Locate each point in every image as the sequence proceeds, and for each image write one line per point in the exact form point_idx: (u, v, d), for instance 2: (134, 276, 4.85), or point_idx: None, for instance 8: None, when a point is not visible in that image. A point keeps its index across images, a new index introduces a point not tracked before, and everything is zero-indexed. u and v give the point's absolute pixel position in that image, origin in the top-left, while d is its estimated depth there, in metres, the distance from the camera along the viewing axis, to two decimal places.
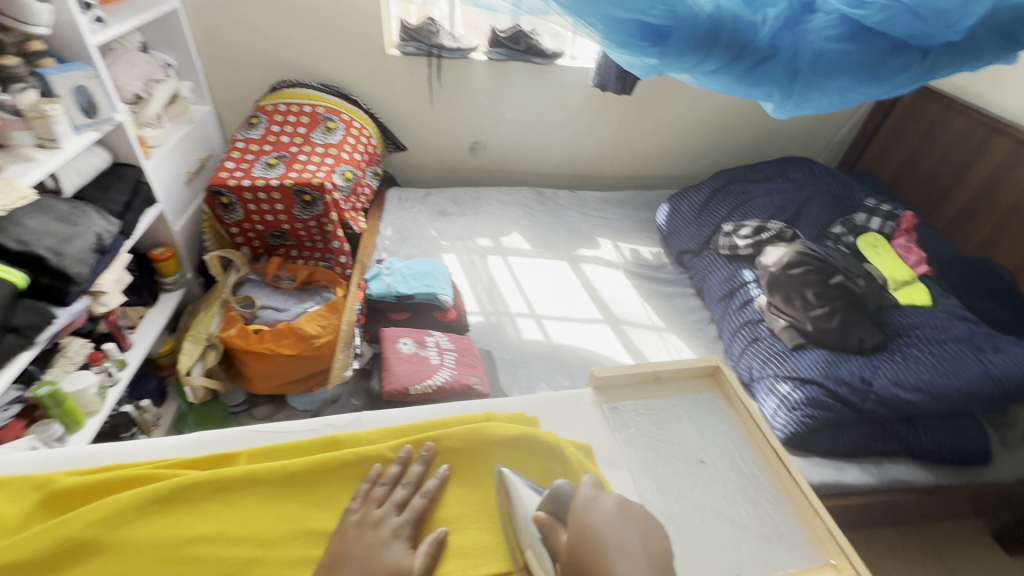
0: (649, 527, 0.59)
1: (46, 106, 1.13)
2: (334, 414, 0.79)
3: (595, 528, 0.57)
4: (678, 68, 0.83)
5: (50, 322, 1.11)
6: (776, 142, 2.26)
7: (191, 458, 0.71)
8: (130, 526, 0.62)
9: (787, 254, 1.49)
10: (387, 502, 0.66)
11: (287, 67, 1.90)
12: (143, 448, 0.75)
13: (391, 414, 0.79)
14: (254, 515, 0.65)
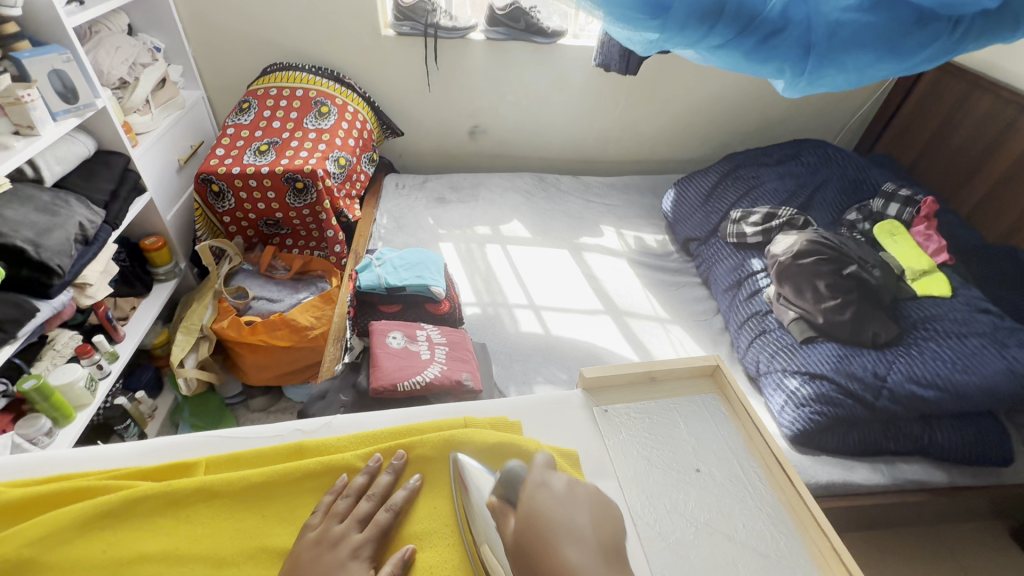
0: (602, 509, 0.59)
1: (20, 91, 1.09)
2: (303, 418, 0.75)
3: (545, 512, 0.56)
4: (680, 43, 0.76)
5: (31, 316, 1.08)
6: (790, 123, 2.16)
7: (145, 468, 0.66)
8: (73, 544, 0.58)
9: (799, 243, 1.43)
10: (350, 516, 0.61)
11: (279, 50, 1.84)
12: (99, 454, 0.70)
13: (369, 417, 0.75)
14: (208, 531, 0.61)
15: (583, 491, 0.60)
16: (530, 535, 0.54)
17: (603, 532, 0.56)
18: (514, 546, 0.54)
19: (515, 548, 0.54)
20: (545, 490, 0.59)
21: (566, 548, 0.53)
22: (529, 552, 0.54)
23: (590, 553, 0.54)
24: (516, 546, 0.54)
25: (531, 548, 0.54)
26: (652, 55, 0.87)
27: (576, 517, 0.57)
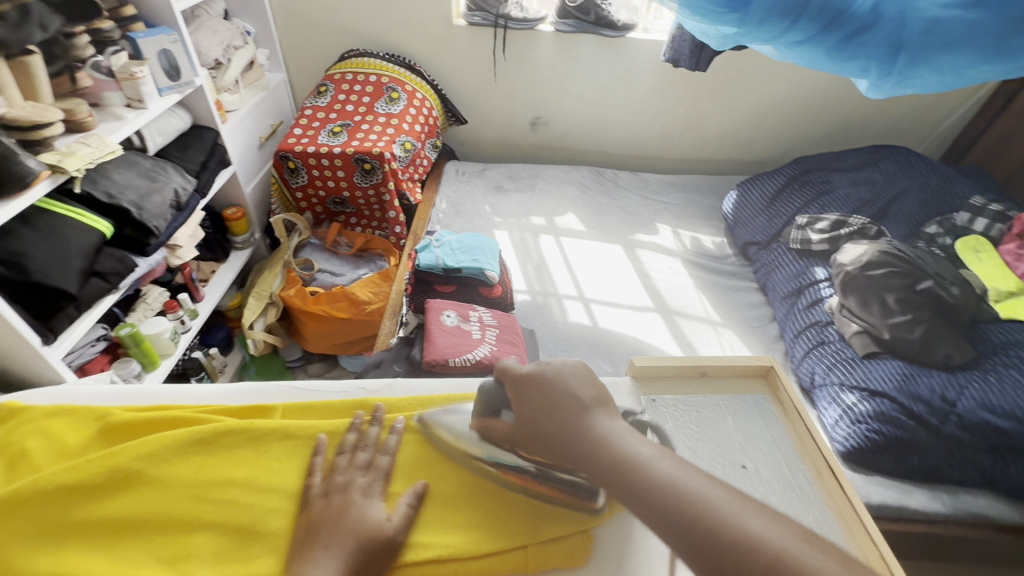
0: (587, 378, 0.63)
1: (134, 68, 1.21)
2: (368, 378, 0.80)
3: (538, 387, 0.63)
4: (758, 38, 0.75)
5: (130, 270, 1.19)
6: (870, 128, 2.04)
7: (230, 407, 0.74)
8: (169, 463, 0.65)
9: (869, 253, 1.35)
10: (372, 469, 0.66)
11: (356, 37, 1.93)
12: (189, 392, 0.78)
13: (423, 384, 0.80)
14: (282, 467, 0.67)
15: (556, 366, 0.64)
16: (530, 411, 0.62)
17: (595, 390, 0.62)
18: (520, 429, 0.63)
19: (520, 427, 0.63)
20: (532, 371, 0.65)
21: (564, 410, 0.60)
22: (532, 409, 0.62)
23: (582, 408, 0.59)
24: (522, 424, 0.63)
25: (535, 407, 0.62)
26: (728, 48, 0.87)
27: (568, 382, 0.62)
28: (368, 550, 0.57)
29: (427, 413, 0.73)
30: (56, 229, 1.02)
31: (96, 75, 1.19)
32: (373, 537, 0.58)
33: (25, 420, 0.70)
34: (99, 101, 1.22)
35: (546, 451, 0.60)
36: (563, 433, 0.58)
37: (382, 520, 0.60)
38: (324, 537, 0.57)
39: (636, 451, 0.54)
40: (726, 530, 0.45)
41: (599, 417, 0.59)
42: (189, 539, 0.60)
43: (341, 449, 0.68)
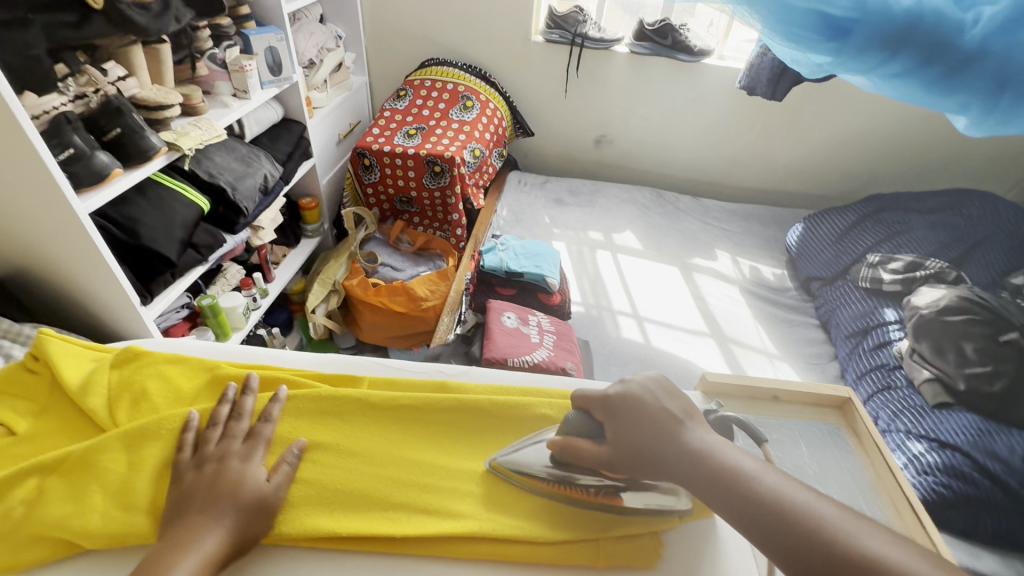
0: (670, 392, 0.65)
1: (244, 62, 1.31)
2: (445, 362, 0.83)
3: (631, 402, 0.62)
4: (851, 69, 0.69)
5: (219, 246, 1.28)
6: (953, 172, 1.95)
7: (325, 374, 0.76)
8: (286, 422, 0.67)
9: (948, 297, 1.26)
10: (251, 437, 0.63)
11: (437, 47, 2.03)
12: (283, 357, 0.81)
13: (496, 374, 0.82)
14: (367, 434, 0.67)
15: (638, 381, 0.66)
16: (626, 429, 0.61)
17: (681, 403, 0.63)
18: (619, 451, 0.60)
19: (616, 447, 0.60)
20: (621, 390, 0.65)
21: (660, 423, 0.60)
22: (617, 416, 0.62)
23: (676, 423, 0.60)
24: (619, 444, 0.60)
25: (623, 417, 0.62)
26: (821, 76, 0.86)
27: (656, 395, 0.63)
28: (241, 509, 0.55)
29: (499, 453, 0.68)
30: (164, 201, 1.12)
31: (210, 66, 1.30)
32: (251, 499, 0.56)
33: (146, 360, 0.70)
34: (210, 89, 1.33)
35: (646, 470, 0.59)
36: (664, 446, 0.58)
37: (257, 481, 0.58)
38: (202, 499, 0.55)
39: (740, 464, 0.54)
40: (843, 543, 0.45)
41: (693, 432, 0.59)
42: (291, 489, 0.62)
43: (211, 422, 0.64)
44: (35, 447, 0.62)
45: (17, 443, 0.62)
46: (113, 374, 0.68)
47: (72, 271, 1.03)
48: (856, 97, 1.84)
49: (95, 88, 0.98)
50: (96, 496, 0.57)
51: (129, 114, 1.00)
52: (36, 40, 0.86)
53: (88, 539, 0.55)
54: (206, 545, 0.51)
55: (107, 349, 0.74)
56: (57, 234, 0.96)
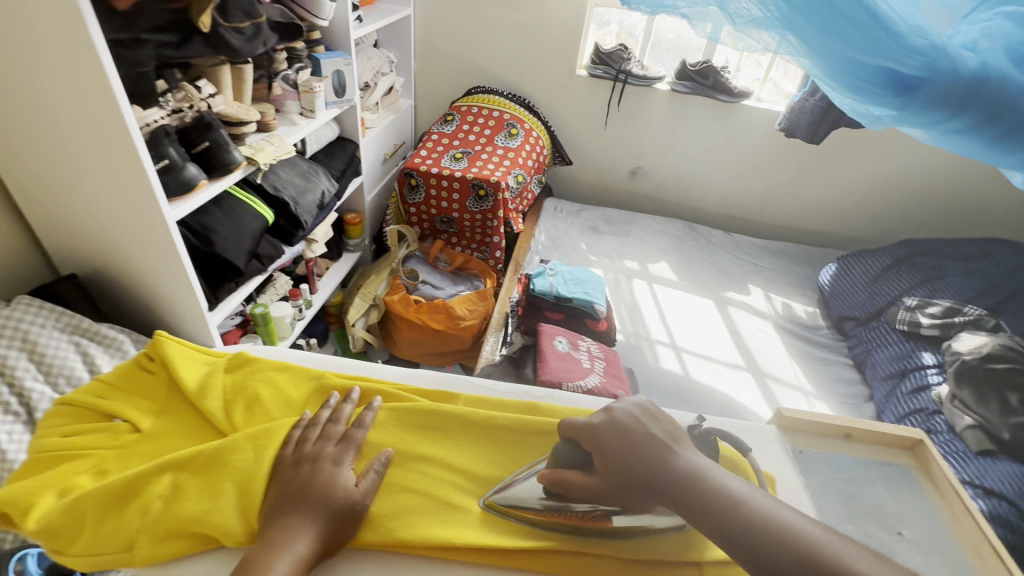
0: (654, 416, 0.64)
1: (314, 83, 1.38)
2: (531, 385, 0.81)
3: (618, 432, 0.61)
4: (915, 120, 0.71)
5: (279, 256, 1.32)
6: (983, 221, 1.99)
7: (421, 389, 0.75)
8: (388, 431, 0.66)
9: (990, 345, 1.29)
10: (345, 440, 0.62)
11: (483, 75, 2.10)
12: (378, 370, 0.79)
13: (580, 397, 0.80)
14: (462, 449, 0.67)
15: (624, 407, 0.64)
16: (614, 459, 0.59)
17: (666, 426, 0.62)
18: (610, 482, 0.59)
19: (607, 478, 0.59)
20: (606, 419, 0.63)
21: (649, 452, 0.59)
22: (604, 446, 0.61)
23: (669, 452, 0.59)
24: (609, 474, 0.59)
25: (610, 446, 0.60)
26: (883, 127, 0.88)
27: (640, 420, 0.62)
28: (333, 511, 0.55)
29: (493, 489, 0.64)
30: (235, 211, 1.16)
31: (283, 86, 1.36)
32: (341, 502, 0.56)
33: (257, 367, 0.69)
34: (280, 108, 1.39)
35: (639, 495, 0.58)
36: (648, 473, 0.57)
37: (348, 484, 0.58)
38: (294, 497, 0.55)
39: (730, 488, 0.56)
40: (836, 565, 0.49)
41: (682, 456, 0.59)
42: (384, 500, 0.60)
43: (310, 421, 0.64)
44: (159, 445, 0.60)
45: (143, 441, 0.60)
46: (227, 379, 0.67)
47: (150, 271, 1.06)
48: (890, 144, 1.90)
49: (189, 104, 1.03)
50: (231, 494, 0.56)
51: (218, 129, 1.05)
52: (147, 57, 0.91)
53: (228, 537, 0.53)
54: (296, 545, 0.51)
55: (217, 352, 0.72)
56: (144, 232, 0.98)
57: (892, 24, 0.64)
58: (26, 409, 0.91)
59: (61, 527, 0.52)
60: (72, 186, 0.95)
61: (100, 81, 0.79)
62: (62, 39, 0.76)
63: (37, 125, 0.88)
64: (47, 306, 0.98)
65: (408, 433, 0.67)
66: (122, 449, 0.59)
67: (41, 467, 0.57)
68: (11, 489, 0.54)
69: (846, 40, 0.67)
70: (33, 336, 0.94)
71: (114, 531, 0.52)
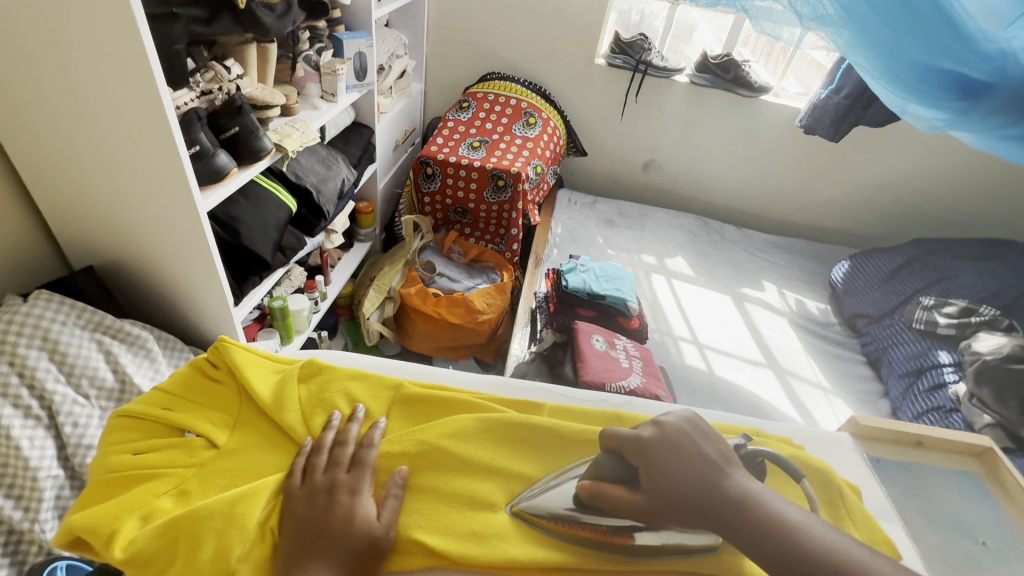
0: (707, 434, 0.56)
1: (337, 65, 1.30)
2: (608, 392, 0.72)
3: (672, 448, 0.54)
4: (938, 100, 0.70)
5: (301, 248, 1.25)
6: (986, 222, 2.04)
7: (504, 398, 0.64)
8: (474, 445, 0.56)
9: (1010, 345, 1.32)
10: (358, 464, 0.53)
11: (498, 61, 2.04)
12: (451, 374, 0.68)
13: (665, 408, 0.70)
14: (556, 463, 0.57)
15: (673, 421, 0.57)
16: (666, 477, 0.52)
17: (718, 445, 0.56)
18: (657, 499, 0.51)
19: (655, 496, 0.52)
20: (657, 433, 0.56)
21: (702, 472, 0.52)
22: (655, 463, 0.53)
23: (725, 473, 0.52)
24: (658, 492, 0.52)
25: (659, 462, 0.53)
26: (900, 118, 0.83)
27: (692, 437, 0.55)
28: (347, 553, 0.46)
29: (522, 494, 0.54)
30: (261, 200, 1.10)
31: (304, 68, 1.29)
32: (362, 539, 0.47)
33: (330, 377, 0.61)
34: (301, 91, 1.32)
35: (688, 518, 0.50)
36: (702, 495, 0.50)
37: (365, 517, 0.49)
38: (304, 539, 0.47)
39: (786, 515, 0.49)
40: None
41: (736, 478, 0.52)
42: (489, 519, 0.52)
43: (315, 447, 0.54)
44: (239, 461, 0.53)
45: (221, 457, 0.53)
46: (301, 388, 0.59)
47: (176, 263, 1.00)
48: (904, 144, 1.92)
49: (219, 86, 0.95)
50: None
51: (248, 114, 0.98)
52: (180, 34, 0.84)
53: None
54: None
55: (285, 358, 0.65)
56: (171, 218, 0.91)
57: (963, 24, 0.62)
58: (48, 413, 0.85)
59: (151, 557, 0.45)
60: (95, 167, 0.88)
61: (140, 59, 0.72)
62: (102, 10, 0.69)
63: (59, 99, 0.80)
64: (67, 302, 0.91)
65: (497, 446, 0.57)
66: (201, 467, 0.52)
67: (116, 487, 0.51)
68: (84, 515, 0.47)
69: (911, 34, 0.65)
70: (53, 333, 0.87)
71: (211, 558, 0.45)
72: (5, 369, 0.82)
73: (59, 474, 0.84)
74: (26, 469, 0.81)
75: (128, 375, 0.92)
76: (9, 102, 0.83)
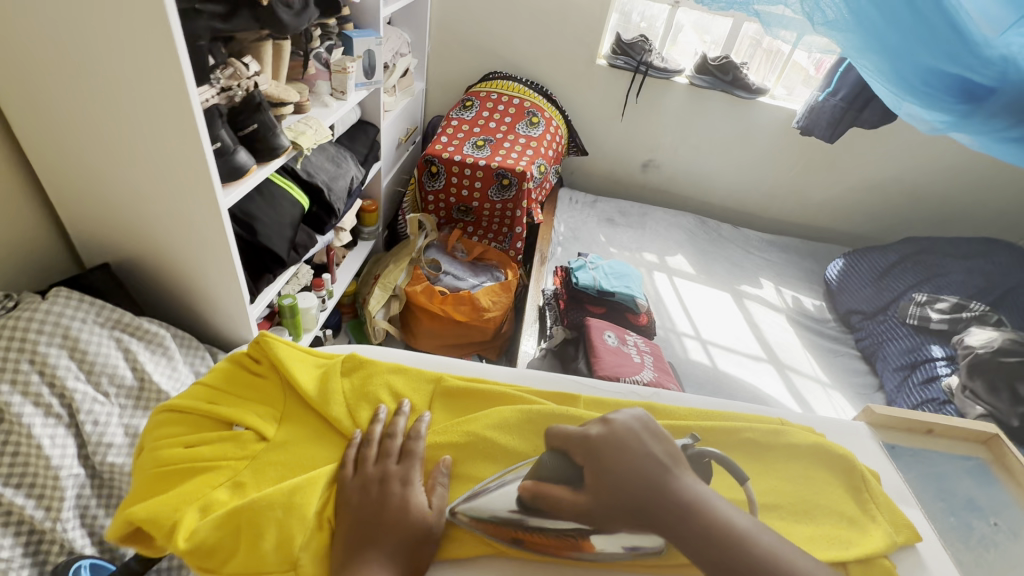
0: (658, 433, 0.52)
1: (348, 63, 1.30)
2: (635, 384, 0.75)
3: (618, 447, 0.50)
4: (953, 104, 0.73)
5: (312, 245, 1.26)
6: (971, 222, 2.12)
7: (539, 390, 0.67)
8: (514, 436, 0.58)
9: (1001, 339, 1.37)
10: (407, 456, 0.54)
11: (500, 61, 2.05)
12: (486, 369, 0.71)
13: (687, 399, 0.76)
14: None
15: (623, 419, 0.53)
16: (609, 477, 0.49)
17: (668, 444, 0.51)
18: (603, 503, 0.49)
19: (597, 496, 0.49)
20: (604, 431, 0.52)
21: (649, 476, 0.48)
22: (601, 466, 0.50)
23: (674, 477, 0.49)
24: (601, 492, 0.49)
25: (603, 466, 0.50)
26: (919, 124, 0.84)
27: (640, 436, 0.51)
28: (402, 543, 0.48)
29: (463, 495, 0.53)
30: (276, 197, 1.10)
31: (315, 65, 1.28)
32: (415, 529, 0.49)
33: (370, 372, 0.62)
34: (312, 89, 1.31)
35: (630, 522, 0.48)
36: (648, 502, 0.47)
37: (418, 507, 0.51)
38: (360, 530, 0.49)
39: (733, 522, 0.47)
40: None
41: (684, 481, 0.49)
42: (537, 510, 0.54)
43: (365, 439, 0.56)
44: (290, 453, 0.55)
45: (272, 449, 0.55)
46: (343, 381, 0.61)
47: (193, 261, 0.99)
48: (894, 146, 1.98)
49: (238, 82, 0.92)
50: None
51: (267, 111, 0.98)
52: (202, 30, 0.85)
53: None
54: None
55: (324, 353, 0.66)
56: (191, 219, 0.92)
57: (968, 30, 0.66)
58: (67, 411, 0.84)
59: (214, 547, 0.47)
60: (116, 166, 0.88)
61: (172, 62, 0.74)
62: (137, 15, 0.70)
63: (83, 98, 0.80)
64: (86, 299, 0.91)
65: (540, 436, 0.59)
66: (253, 459, 0.54)
67: (174, 480, 0.52)
68: (148, 508, 0.49)
69: (915, 38, 0.69)
70: (74, 331, 0.86)
71: (274, 547, 0.47)
72: (26, 367, 0.81)
73: (80, 473, 0.83)
74: (47, 468, 0.80)
75: (146, 373, 0.92)
76: (30, 98, 0.82)
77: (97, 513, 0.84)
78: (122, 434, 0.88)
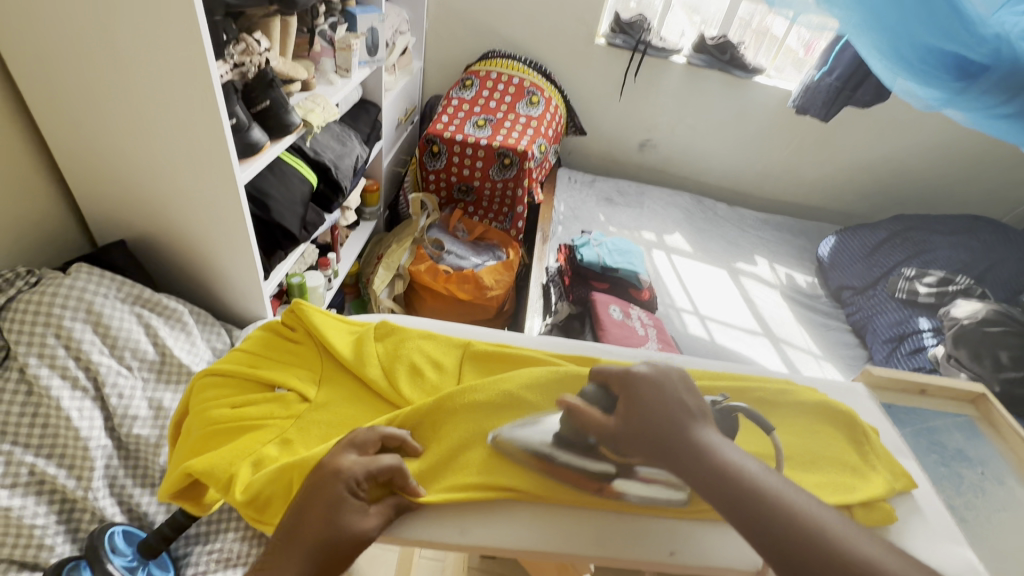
0: (691, 387, 0.59)
1: (352, 40, 1.29)
2: (648, 351, 0.80)
3: (652, 383, 0.57)
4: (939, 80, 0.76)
5: (321, 224, 1.26)
6: (956, 201, 2.19)
7: (564, 354, 0.72)
8: (543, 391, 0.64)
9: (985, 310, 1.43)
10: (371, 461, 0.53)
11: (498, 39, 2.04)
12: (515, 337, 0.76)
13: (698, 364, 0.81)
14: None
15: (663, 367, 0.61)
16: (639, 406, 0.55)
17: (699, 400, 0.58)
18: (631, 426, 0.54)
19: (628, 419, 0.55)
20: (645, 369, 0.60)
21: (676, 410, 0.55)
22: (635, 397, 0.56)
23: (697, 419, 0.55)
24: (631, 416, 0.55)
25: (638, 396, 0.56)
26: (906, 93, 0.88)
27: (677, 385, 0.58)
28: (318, 547, 0.47)
29: (530, 405, 0.63)
30: (287, 174, 1.10)
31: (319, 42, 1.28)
32: (344, 537, 0.48)
33: (406, 337, 0.68)
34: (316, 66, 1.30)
35: (654, 450, 0.53)
36: (670, 433, 0.53)
37: (353, 523, 0.49)
38: (294, 521, 0.49)
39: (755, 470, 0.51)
40: None
41: (709, 427, 0.55)
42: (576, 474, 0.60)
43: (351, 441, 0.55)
44: (332, 414, 0.60)
45: (313, 409, 0.60)
46: (377, 347, 0.67)
47: (207, 239, 1.00)
48: (885, 125, 2.02)
49: (250, 58, 0.93)
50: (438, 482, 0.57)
51: (279, 88, 0.99)
52: (218, 5, 0.84)
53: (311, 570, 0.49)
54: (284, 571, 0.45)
55: (356, 322, 0.72)
56: (207, 200, 0.93)
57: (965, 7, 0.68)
58: (93, 384, 0.86)
59: (268, 498, 0.52)
60: (132, 147, 0.89)
61: (192, 45, 0.75)
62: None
63: (98, 75, 0.81)
64: (107, 276, 0.92)
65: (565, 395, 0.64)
66: (297, 418, 0.59)
67: (226, 439, 0.57)
68: (204, 461, 0.55)
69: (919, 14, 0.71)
70: (97, 305, 0.88)
71: None
72: (52, 340, 0.83)
73: (107, 444, 0.85)
74: (76, 439, 0.82)
75: (167, 347, 0.94)
76: (44, 74, 0.81)
77: (125, 483, 0.86)
78: (146, 406, 0.90)
